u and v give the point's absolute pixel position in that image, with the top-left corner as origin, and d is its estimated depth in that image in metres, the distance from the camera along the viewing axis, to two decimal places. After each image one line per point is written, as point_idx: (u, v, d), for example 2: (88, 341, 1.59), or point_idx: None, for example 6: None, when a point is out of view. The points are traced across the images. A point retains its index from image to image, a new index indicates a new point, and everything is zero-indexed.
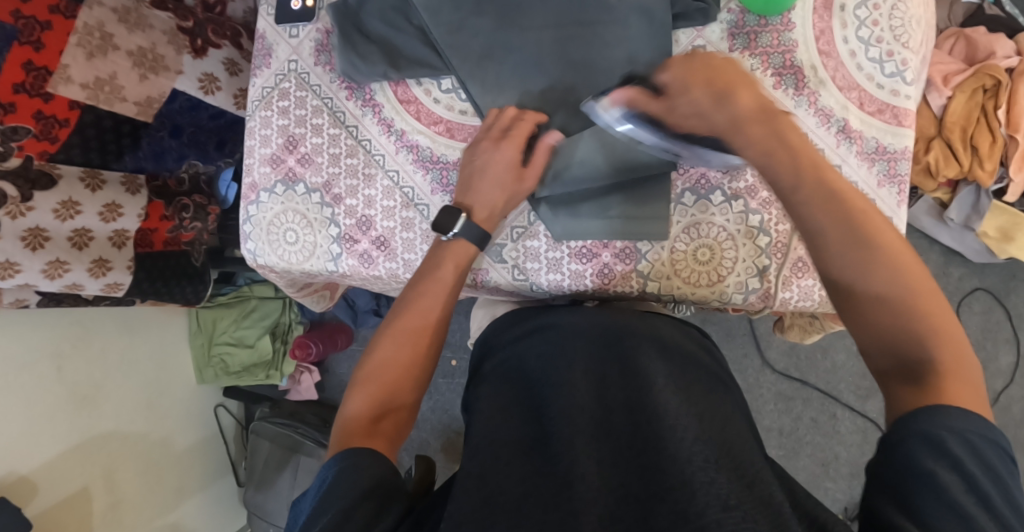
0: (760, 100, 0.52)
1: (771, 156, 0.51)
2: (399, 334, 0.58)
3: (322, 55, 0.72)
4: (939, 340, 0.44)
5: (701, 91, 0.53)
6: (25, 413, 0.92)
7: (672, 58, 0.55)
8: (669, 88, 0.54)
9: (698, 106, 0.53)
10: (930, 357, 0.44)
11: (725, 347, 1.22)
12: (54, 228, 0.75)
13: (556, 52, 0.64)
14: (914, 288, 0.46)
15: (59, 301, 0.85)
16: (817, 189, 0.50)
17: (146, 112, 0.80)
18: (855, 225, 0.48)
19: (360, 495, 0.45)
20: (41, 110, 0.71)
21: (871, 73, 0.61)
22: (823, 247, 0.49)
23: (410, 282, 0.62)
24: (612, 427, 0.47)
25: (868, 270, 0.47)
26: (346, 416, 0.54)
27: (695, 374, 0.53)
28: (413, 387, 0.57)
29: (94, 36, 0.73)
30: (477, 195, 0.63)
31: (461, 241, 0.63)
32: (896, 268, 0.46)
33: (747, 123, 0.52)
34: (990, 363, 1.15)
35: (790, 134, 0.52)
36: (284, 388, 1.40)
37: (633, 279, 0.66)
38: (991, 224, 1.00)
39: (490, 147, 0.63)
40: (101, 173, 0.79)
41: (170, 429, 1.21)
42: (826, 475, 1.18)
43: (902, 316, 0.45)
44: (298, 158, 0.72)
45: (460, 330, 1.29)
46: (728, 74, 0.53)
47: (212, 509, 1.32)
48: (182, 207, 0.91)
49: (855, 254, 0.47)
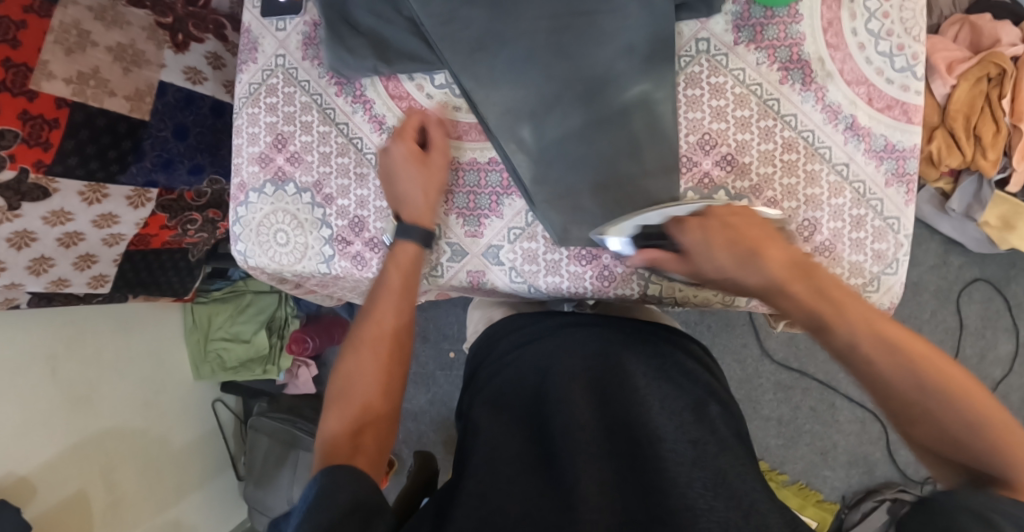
0: (789, 254, 0.53)
1: (819, 324, 0.51)
2: (360, 345, 0.61)
3: (310, 49, 0.69)
4: (1002, 453, 0.45)
5: (723, 253, 0.53)
6: (22, 413, 0.91)
7: (687, 220, 0.55)
8: (691, 250, 0.55)
9: (721, 268, 0.54)
10: (1004, 472, 0.44)
11: (724, 339, 1.21)
12: (43, 232, 0.74)
13: (552, 47, 0.61)
14: (991, 424, 0.46)
15: (50, 299, 0.82)
16: (874, 341, 0.49)
17: (139, 108, 0.77)
18: (920, 378, 0.48)
19: (342, 515, 0.44)
20: (27, 110, 0.66)
21: (881, 67, 0.59)
22: (909, 403, 0.48)
23: (366, 296, 0.64)
24: (612, 446, 0.46)
25: (957, 417, 0.46)
26: (326, 438, 0.56)
27: (693, 386, 0.52)
28: (389, 394, 0.59)
29: (71, 34, 0.70)
30: (407, 205, 0.64)
31: (401, 246, 0.64)
32: (974, 413, 0.46)
33: (786, 285, 0.52)
34: (990, 351, 1.15)
35: (835, 290, 0.51)
36: (281, 383, 1.37)
37: (634, 281, 0.65)
38: (992, 213, 0.98)
39: (383, 154, 0.65)
40: (104, 187, 0.76)
41: (168, 425, 1.20)
42: (825, 463, 1.18)
43: (964, 445, 0.46)
44: (287, 157, 0.70)
45: (457, 323, 1.26)
46: (752, 233, 0.54)
47: (211, 503, 1.32)
48: (188, 221, 0.91)
49: (925, 393, 0.47)
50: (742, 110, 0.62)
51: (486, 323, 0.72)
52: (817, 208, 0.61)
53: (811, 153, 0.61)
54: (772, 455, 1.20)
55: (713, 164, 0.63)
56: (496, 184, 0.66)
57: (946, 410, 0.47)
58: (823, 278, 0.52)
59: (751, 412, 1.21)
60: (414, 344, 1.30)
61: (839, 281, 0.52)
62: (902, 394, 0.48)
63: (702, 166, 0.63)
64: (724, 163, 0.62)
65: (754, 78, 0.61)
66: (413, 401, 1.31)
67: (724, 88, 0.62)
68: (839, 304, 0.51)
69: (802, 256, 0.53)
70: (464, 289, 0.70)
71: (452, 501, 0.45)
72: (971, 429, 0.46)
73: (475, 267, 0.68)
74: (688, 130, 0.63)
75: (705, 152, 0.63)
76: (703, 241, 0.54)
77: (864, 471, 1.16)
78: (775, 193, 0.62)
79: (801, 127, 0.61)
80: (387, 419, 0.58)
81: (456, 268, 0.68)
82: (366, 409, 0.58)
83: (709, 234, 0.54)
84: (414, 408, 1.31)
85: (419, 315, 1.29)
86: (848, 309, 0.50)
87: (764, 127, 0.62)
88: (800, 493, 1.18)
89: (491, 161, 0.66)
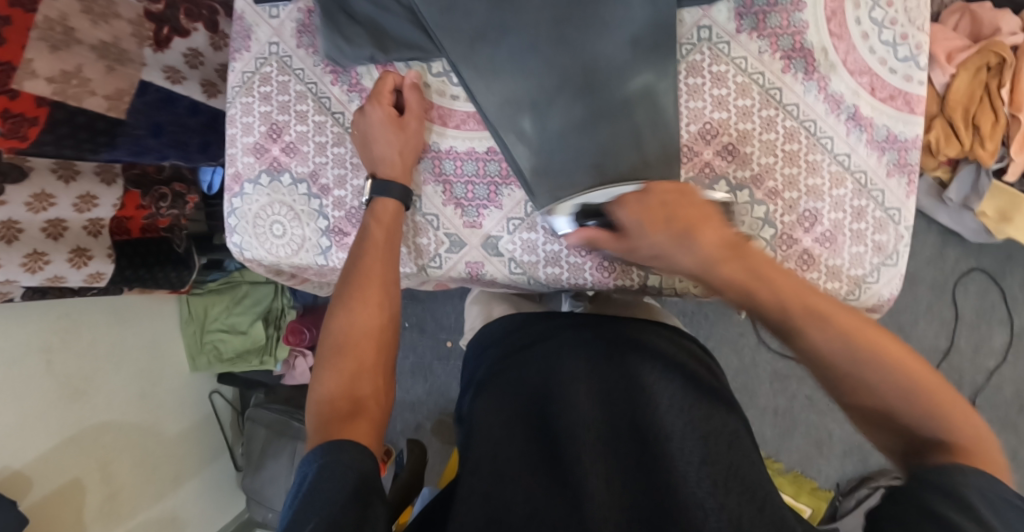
0: (722, 234, 0.52)
1: (751, 302, 0.50)
2: (351, 300, 0.58)
3: (304, 36, 0.68)
4: (934, 414, 0.45)
5: (661, 233, 0.53)
6: (17, 407, 0.90)
7: (628, 197, 0.55)
8: (629, 229, 0.55)
9: (658, 248, 0.53)
10: (939, 435, 0.44)
11: (721, 328, 1.20)
12: (27, 220, 0.73)
13: (553, 36, 0.60)
14: (927, 390, 0.45)
15: (44, 293, 0.82)
16: (808, 317, 0.48)
17: (116, 107, 0.76)
18: (857, 349, 0.46)
19: (349, 496, 0.44)
20: (8, 109, 0.65)
21: (884, 57, 0.59)
22: (839, 376, 0.47)
23: (352, 251, 0.62)
24: (620, 445, 0.47)
25: (890, 388, 0.45)
26: (317, 398, 0.54)
27: (694, 377, 0.53)
28: (382, 351, 0.58)
29: (55, 30, 0.69)
30: (381, 163, 0.63)
31: (382, 200, 0.63)
32: (909, 383, 0.45)
33: (720, 265, 0.51)
34: (984, 342, 1.16)
35: (767, 270, 0.50)
36: (279, 373, 1.35)
37: (634, 272, 0.65)
38: (989, 204, 0.97)
39: (359, 115, 0.64)
40: (74, 164, 0.78)
41: (160, 416, 1.18)
42: (820, 453, 1.19)
43: (898, 412, 0.46)
44: (283, 147, 0.69)
45: (454, 313, 1.26)
46: (688, 212, 0.53)
47: (208, 492, 1.32)
48: (160, 197, 0.91)
49: (852, 365, 0.46)
50: (745, 100, 0.61)
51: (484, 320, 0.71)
52: (819, 199, 0.61)
53: (812, 143, 0.61)
54: (768, 445, 1.21)
55: (715, 155, 0.62)
56: (495, 173, 0.65)
57: (884, 382, 0.45)
58: (755, 257, 0.51)
59: (747, 402, 1.20)
60: (412, 335, 1.30)
61: (771, 260, 0.51)
62: (836, 369, 0.47)
63: (704, 156, 0.62)
64: (726, 153, 0.62)
65: (756, 67, 0.61)
66: (411, 392, 1.31)
67: (726, 77, 0.61)
68: (776, 281, 0.49)
69: (734, 236, 0.52)
70: (462, 280, 0.70)
71: (454, 502, 0.45)
72: (907, 396, 0.45)
73: (471, 257, 0.67)
74: (689, 119, 0.62)
75: (707, 142, 0.62)
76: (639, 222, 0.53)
77: (859, 460, 1.17)
78: (776, 183, 0.61)
79: (803, 117, 0.61)
80: (381, 376, 0.57)
81: (455, 260, 0.68)
82: (362, 368, 0.56)
83: (648, 211, 0.54)
84: (411, 398, 1.31)
85: (416, 305, 1.28)
86: (774, 287, 0.49)
87: (766, 117, 0.61)
88: (795, 481, 1.19)
89: (489, 151, 0.65)
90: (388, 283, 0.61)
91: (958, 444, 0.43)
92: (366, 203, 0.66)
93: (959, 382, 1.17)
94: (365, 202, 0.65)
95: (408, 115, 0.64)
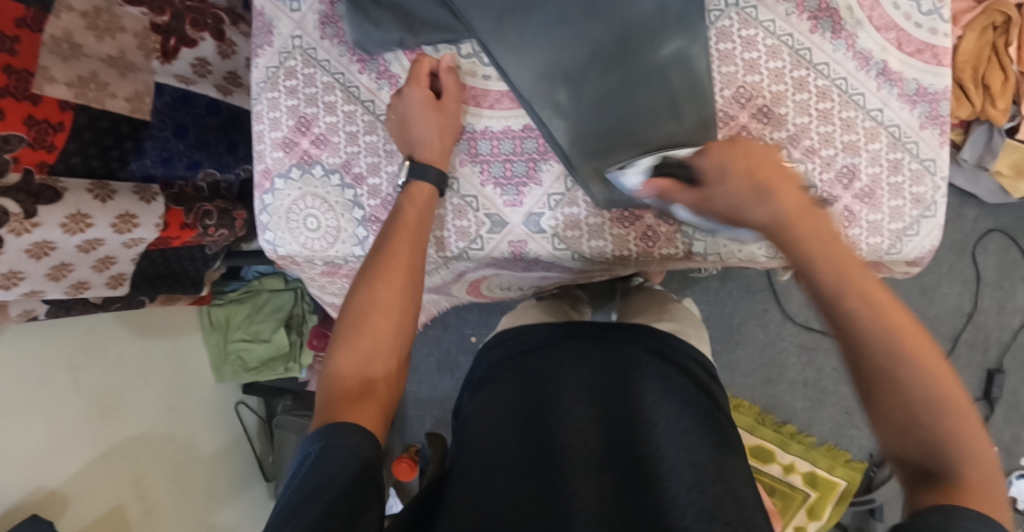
0: (800, 195, 0.48)
1: (809, 266, 0.45)
2: (373, 277, 0.58)
3: (328, 27, 0.68)
4: (958, 442, 0.39)
5: (741, 182, 0.49)
6: (49, 426, 0.90)
7: (714, 145, 0.52)
8: (707, 176, 0.52)
9: (733, 199, 0.50)
10: (951, 464, 0.39)
11: (746, 304, 1.19)
12: (63, 241, 0.71)
13: (584, 10, 0.61)
14: (953, 416, 0.40)
15: (68, 309, 0.82)
16: (860, 299, 0.43)
17: (139, 108, 0.78)
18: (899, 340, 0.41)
19: (351, 480, 0.44)
20: (32, 114, 0.67)
21: (909, 11, 0.60)
22: (876, 367, 0.42)
23: (380, 232, 0.62)
24: (612, 458, 0.46)
25: (925, 399, 0.40)
26: (329, 375, 0.54)
27: (698, 400, 0.51)
28: (399, 334, 0.57)
29: (63, 46, 0.71)
30: (423, 147, 0.63)
31: (416, 185, 0.63)
32: (943, 402, 0.40)
33: (790, 222, 0.47)
34: (1009, 300, 1.15)
35: (836, 239, 0.46)
36: (303, 380, 1.33)
37: (678, 241, 0.65)
38: (1004, 162, 0.98)
39: (397, 99, 0.64)
40: (109, 184, 0.76)
41: (192, 430, 1.19)
42: (851, 423, 1.16)
43: (921, 426, 0.40)
44: (312, 140, 0.70)
45: (477, 307, 1.27)
46: (771, 167, 0.49)
47: (245, 506, 1.32)
48: (204, 213, 0.88)
49: (888, 355, 0.41)
50: (776, 61, 0.61)
51: (516, 313, 0.72)
52: (855, 154, 0.62)
53: (845, 101, 0.61)
54: (800, 418, 1.18)
55: (751, 118, 0.62)
56: (533, 150, 0.66)
57: (919, 386, 0.40)
58: (828, 226, 0.46)
59: (776, 376, 1.19)
60: (436, 331, 1.30)
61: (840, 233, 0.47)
62: (866, 348, 0.42)
63: (739, 119, 0.62)
64: (761, 115, 0.62)
65: (785, 29, 0.61)
66: (439, 388, 1.31)
67: (756, 41, 0.61)
68: (834, 248, 0.45)
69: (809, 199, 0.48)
70: (505, 261, 0.70)
71: (444, 505, 0.45)
72: (935, 412, 0.40)
73: (511, 234, 0.67)
74: (722, 84, 0.62)
75: (741, 105, 0.62)
76: (722, 167, 0.50)
77: None
78: (812, 142, 0.62)
79: (834, 76, 0.61)
80: (395, 359, 0.56)
81: (497, 240, 0.68)
82: (376, 349, 0.55)
83: (730, 167, 0.50)
84: (440, 396, 1.31)
85: None
86: (841, 255, 0.45)
87: (797, 77, 0.61)
88: (828, 454, 1.15)
89: (525, 129, 0.66)
90: (412, 271, 0.60)
91: (967, 480, 0.38)
92: (400, 187, 0.66)
93: (986, 341, 1.16)
94: (400, 186, 0.65)
95: (444, 96, 0.64)
